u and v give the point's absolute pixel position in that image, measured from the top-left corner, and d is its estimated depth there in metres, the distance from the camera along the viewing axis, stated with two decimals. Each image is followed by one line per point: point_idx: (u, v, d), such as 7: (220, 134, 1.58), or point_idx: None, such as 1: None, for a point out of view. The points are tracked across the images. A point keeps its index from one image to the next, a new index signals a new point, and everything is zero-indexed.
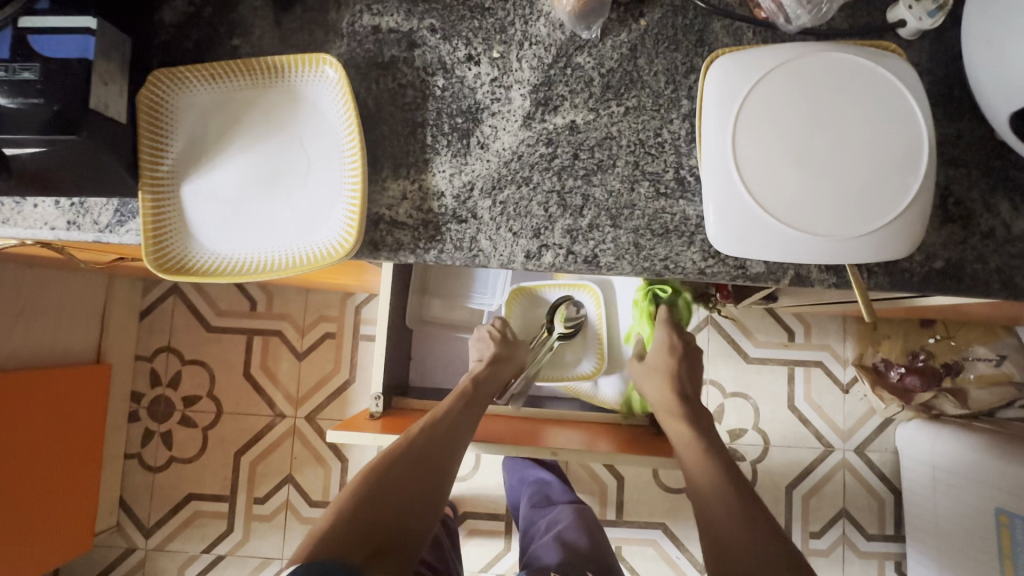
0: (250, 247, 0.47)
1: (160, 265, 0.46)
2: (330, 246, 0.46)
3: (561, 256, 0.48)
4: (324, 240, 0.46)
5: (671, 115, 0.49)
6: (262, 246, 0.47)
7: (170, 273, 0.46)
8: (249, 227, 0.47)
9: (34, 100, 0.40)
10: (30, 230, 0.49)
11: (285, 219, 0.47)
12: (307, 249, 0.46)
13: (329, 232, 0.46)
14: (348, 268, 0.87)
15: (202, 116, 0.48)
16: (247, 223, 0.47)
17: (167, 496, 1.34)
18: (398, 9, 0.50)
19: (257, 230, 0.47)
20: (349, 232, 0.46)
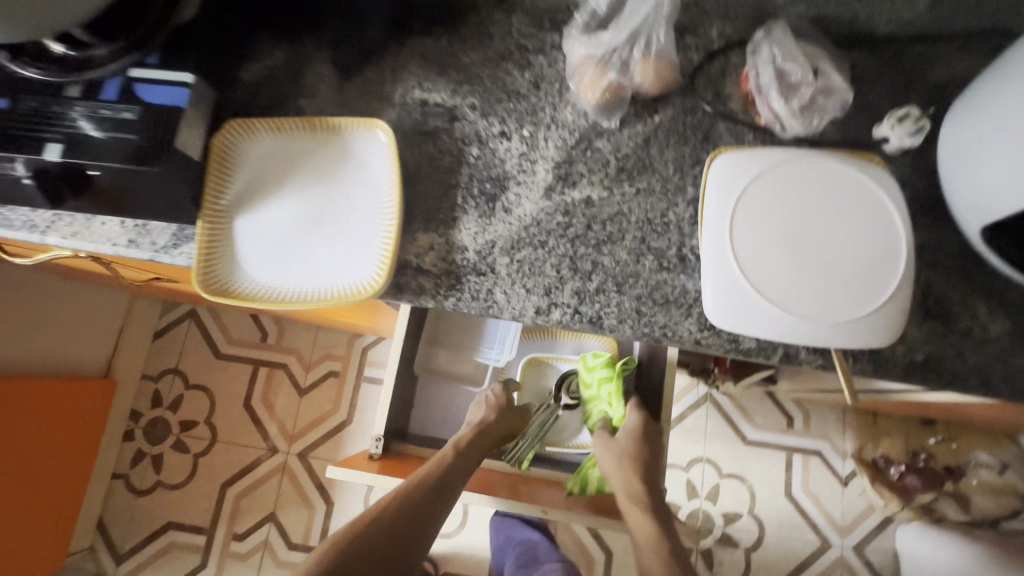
0: (289, 280, 0.52)
1: (207, 287, 0.51)
2: (361, 285, 0.51)
3: (568, 315, 0.53)
4: (357, 280, 0.51)
5: (677, 199, 0.55)
6: (301, 279, 0.52)
7: (216, 296, 0.51)
8: (291, 262, 0.52)
9: (130, 136, 0.46)
10: (93, 244, 0.55)
11: (325, 257, 0.52)
12: (340, 287, 0.51)
13: (362, 274, 0.52)
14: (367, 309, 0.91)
15: (263, 161, 0.54)
16: (289, 258, 0.52)
17: (145, 522, 1.32)
18: (445, 87, 0.58)
19: (298, 266, 0.52)
20: (380, 275, 0.51)
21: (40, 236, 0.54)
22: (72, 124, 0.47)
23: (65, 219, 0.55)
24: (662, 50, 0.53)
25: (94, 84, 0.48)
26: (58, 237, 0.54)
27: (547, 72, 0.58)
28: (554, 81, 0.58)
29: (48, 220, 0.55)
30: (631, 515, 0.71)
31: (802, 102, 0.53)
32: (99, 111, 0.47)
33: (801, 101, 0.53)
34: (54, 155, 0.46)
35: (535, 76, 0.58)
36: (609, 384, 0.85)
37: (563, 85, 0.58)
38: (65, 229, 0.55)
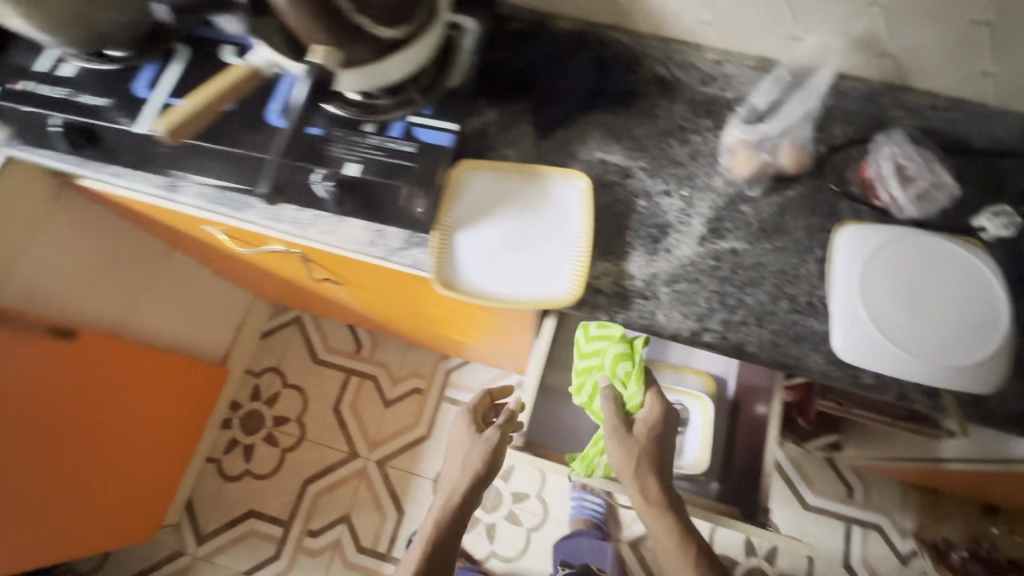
0: (498, 286, 0.66)
1: (438, 281, 0.65)
2: (559, 296, 0.65)
3: (717, 339, 0.65)
4: (552, 291, 0.65)
5: (807, 257, 0.68)
6: (507, 285, 0.66)
7: (446, 290, 0.65)
8: (500, 271, 0.66)
9: (410, 164, 0.63)
10: (342, 241, 0.69)
11: (527, 272, 0.66)
12: (539, 295, 0.65)
13: (559, 288, 0.65)
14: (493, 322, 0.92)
15: (482, 191, 0.70)
16: (499, 269, 0.66)
17: (230, 506, 1.41)
18: (620, 152, 0.74)
19: (506, 276, 0.66)
20: (573, 289, 0.65)
21: (303, 230, 0.70)
22: (369, 150, 0.64)
23: (322, 219, 0.70)
24: (804, 141, 0.68)
25: (384, 124, 0.65)
26: (317, 233, 0.69)
27: (702, 148, 0.73)
28: (708, 155, 0.73)
29: (309, 218, 0.70)
30: (649, 518, 0.71)
31: (917, 192, 0.67)
32: (388, 143, 0.64)
33: (916, 191, 0.67)
34: (357, 171, 0.62)
35: (692, 150, 0.73)
36: (626, 365, 0.76)
37: (715, 158, 0.72)
38: (322, 226, 0.69)
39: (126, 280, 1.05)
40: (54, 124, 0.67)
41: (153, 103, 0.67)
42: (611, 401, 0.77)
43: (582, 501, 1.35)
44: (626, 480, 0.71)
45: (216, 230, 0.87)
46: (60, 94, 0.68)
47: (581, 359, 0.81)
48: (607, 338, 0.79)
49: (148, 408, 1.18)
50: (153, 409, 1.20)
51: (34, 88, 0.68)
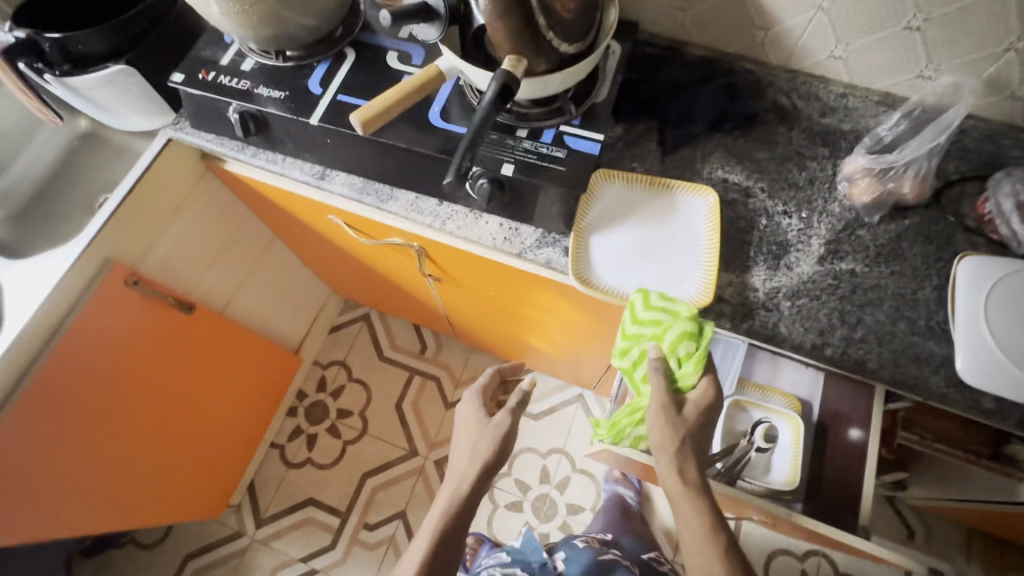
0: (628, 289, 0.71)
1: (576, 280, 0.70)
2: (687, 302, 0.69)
3: (837, 353, 0.67)
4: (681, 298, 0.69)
5: (925, 283, 0.71)
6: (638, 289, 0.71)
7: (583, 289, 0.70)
8: (631, 275, 0.71)
9: (559, 167, 0.68)
10: (477, 236, 0.75)
11: (657, 277, 0.71)
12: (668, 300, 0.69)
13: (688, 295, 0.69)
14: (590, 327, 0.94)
15: (615, 199, 0.74)
16: (630, 273, 0.71)
17: (290, 493, 1.44)
18: (741, 172, 0.78)
19: (636, 279, 0.71)
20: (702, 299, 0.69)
21: (442, 224, 0.76)
22: (521, 152, 0.68)
23: (459, 215, 0.76)
24: (927, 173, 0.71)
25: (535, 130, 0.70)
26: (455, 227, 0.75)
27: (821, 174, 0.77)
28: (826, 181, 0.76)
29: (447, 213, 0.76)
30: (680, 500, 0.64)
31: None
32: (539, 148, 0.69)
33: None
34: (510, 171, 0.67)
35: (811, 175, 0.77)
36: (689, 346, 0.65)
37: (834, 184, 0.76)
38: (459, 222, 0.76)
39: (239, 262, 1.11)
40: (232, 111, 0.75)
41: (324, 99, 0.73)
42: (660, 378, 0.67)
43: (614, 489, 1.38)
44: (659, 458, 0.65)
45: (341, 220, 0.92)
46: (240, 85, 0.75)
47: (633, 325, 0.67)
48: (671, 307, 0.66)
49: (233, 387, 1.23)
50: (238, 388, 1.25)
51: (217, 78, 0.75)
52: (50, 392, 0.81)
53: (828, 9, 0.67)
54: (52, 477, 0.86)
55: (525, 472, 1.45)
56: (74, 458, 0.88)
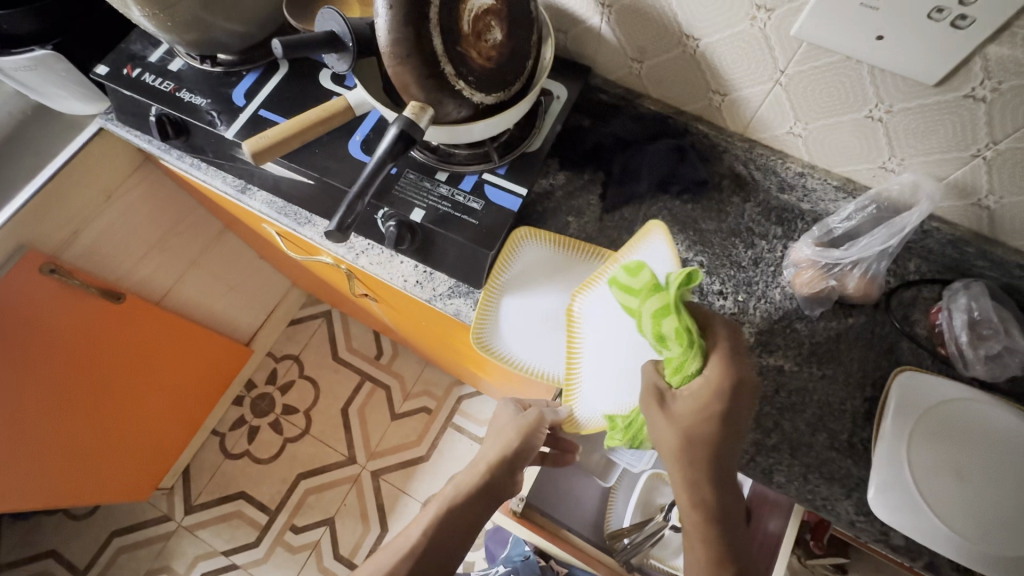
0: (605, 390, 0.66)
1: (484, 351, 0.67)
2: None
3: (744, 458, 0.62)
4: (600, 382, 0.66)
5: (856, 393, 0.65)
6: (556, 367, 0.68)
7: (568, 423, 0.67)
8: (602, 378, 0.66)
9: (472, 220, 0.63)
10: (389, 274, 0.71)
11: (627, 368, 0.65)
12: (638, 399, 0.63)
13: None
14: (513, 377, 0.89)
15: (546, 279, 0.70)
16: (587, 370, 0.66)
17: (223, 483, 1.44)
18: (682, 241, 0.72)
19: (599, 378, 0.66)
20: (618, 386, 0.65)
21: (355, 257, 0.72)
22: (436, 197, 0.64)
23: (374, 250, 0.72)
24: (877, 273, 0.65)
25: (457, 174, 0.65)
26: (367, 262, 0.71)
27: (767, 255, 0.71)
28: (771, 263, 0.71)
29: (362, 246, 0.72)
30: None
31: (990, 351, 0.62)
32: (456, 195, 0.64)
33: (988, 351, 0.62)
34: (419, 217, 0.63)
35: (756, 255, 0.71)
36: (673, 323, 0.52)
37: (777, 269, 0.71)
38: (373, 257, 0.72)
39: (179, 255, 1.09)
40: (153, 113, 0.71)
41: (245, 112, 0.70)
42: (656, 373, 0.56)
43: None
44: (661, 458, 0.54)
45: (273, 230, 0.89)
46: (164, 86, 0.72)
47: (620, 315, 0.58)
48: (643, 287, 0.55)
49: (170, 374, 1.20)
50: (175, 375, 1.22)
51: (141, 76, 0.72)
52: None
53: (786, 84, 0.61)
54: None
55: None
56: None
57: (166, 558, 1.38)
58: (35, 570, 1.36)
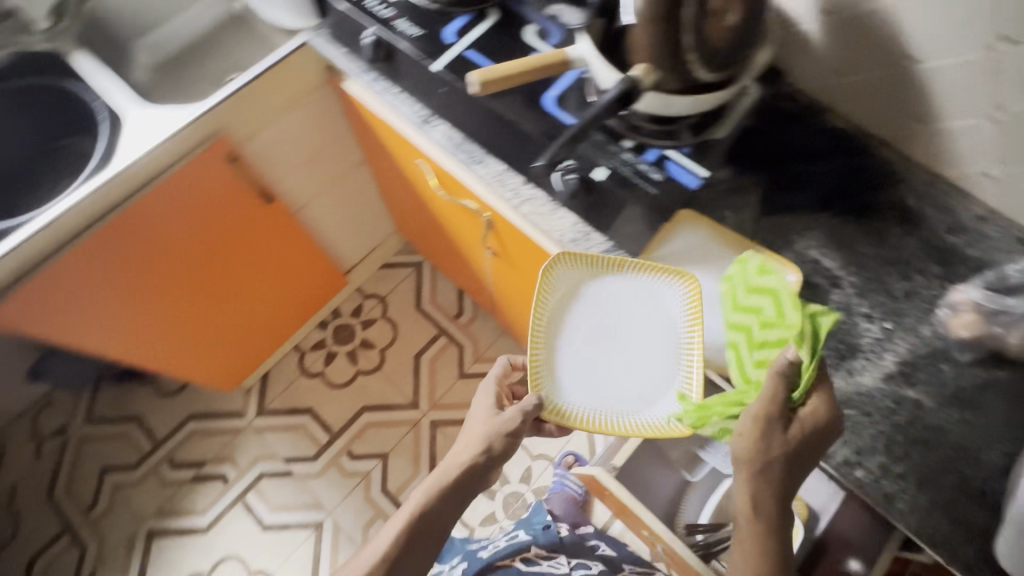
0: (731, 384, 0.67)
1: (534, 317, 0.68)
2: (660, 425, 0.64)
3: (868, 478, 0.63)
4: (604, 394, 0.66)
5: (996, 446, 0.63)
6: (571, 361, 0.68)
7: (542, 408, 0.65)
8: (601, 388, 0.67)
9: (651, 189, 0.67)
10: (547, 227, 0.74)
11: (618, 386, 0.67)
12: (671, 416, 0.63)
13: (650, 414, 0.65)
14: None
15: (694, 261, 0.70)
16: (592, 376, 0.67)
17: (294, 396, 1.53)
18: (838, 258, 0.72)
19: (600, 387, 0.67)
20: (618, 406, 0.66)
21: (516, 204, 0.75)
22: (620, 162, 0.68)
23: (536, 200, 0.75)
24: None
25: (642, 145, 0.69)
26: (528, 210, 0.74)
27: (923, 290, 0.70)
28: (926, 300, 0.69)
29: (525, 195, 0.75)
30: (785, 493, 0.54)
31: None
32: (639, 164, 0.68)
33: None
34: (602, 174, 0.68)
35: (911, 288, 0.70)
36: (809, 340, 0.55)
37: (931, 309, 0.69)
38: (534, 206, 0.74)
39: (321, 174, 1.17)
40: (368, 34, 0.79)
41: (452, 49, 0.75)
42: (781, 381, 0.54)
43: (564, 479, 1.33)
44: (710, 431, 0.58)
45: (427, 168, 0.94)
46: (384, 12, 0.79)
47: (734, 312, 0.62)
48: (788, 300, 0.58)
49: (281, 281, 1.28)
50: (284, 284, 1.30)
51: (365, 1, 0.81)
52: (128, 231, 0.88)
53: (1000, 121, 0.63)
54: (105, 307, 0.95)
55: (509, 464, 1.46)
56: (129, 297, 0.97)
57: (233, 450, 1.49)
58: (121, 429, 1.51)
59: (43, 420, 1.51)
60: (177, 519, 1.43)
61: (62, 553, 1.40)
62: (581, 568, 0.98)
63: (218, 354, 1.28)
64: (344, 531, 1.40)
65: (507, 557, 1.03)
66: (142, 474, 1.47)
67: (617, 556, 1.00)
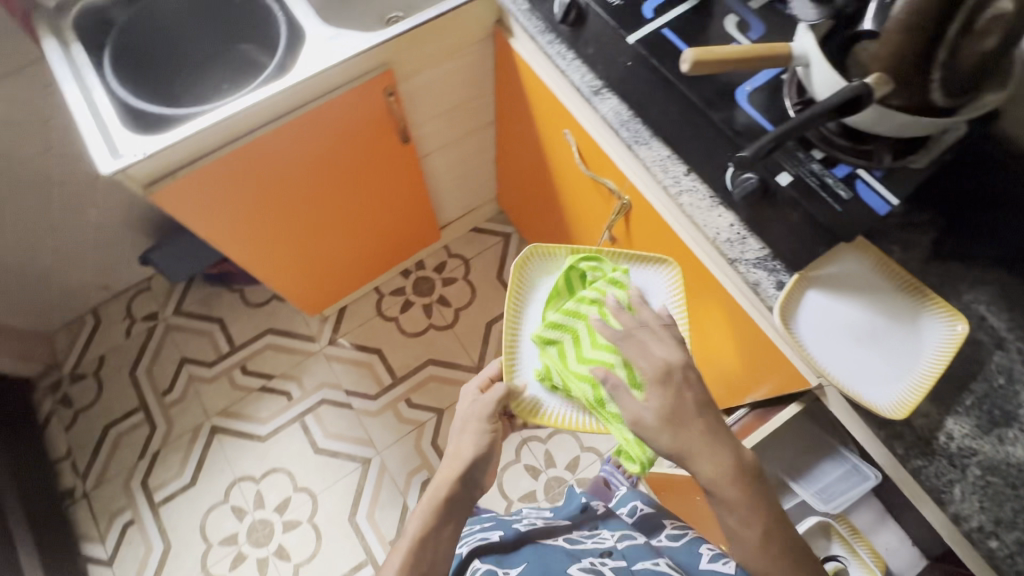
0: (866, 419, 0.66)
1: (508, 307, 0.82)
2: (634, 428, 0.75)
3: (1001, 551, 0.60)
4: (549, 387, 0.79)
5: None
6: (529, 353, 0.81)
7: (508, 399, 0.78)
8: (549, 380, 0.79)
9: (833, 206, 0.65)
10: (703, 221, 0.73)
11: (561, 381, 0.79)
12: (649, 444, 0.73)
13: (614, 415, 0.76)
14: (727, 373, 0.90)
15: (854, 292, 0.68)
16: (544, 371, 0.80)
17: (366, 335, 1.58)
18: (1009, 319, 0.67)
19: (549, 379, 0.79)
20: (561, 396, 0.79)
21: (676, 192, 0.74)
22: (806, 171, 0.66)
23: (698, 193, 0.74)
24: None
25: (833, 159, 0.66)
26: (688, 202, 0.74)
27: None
28: None
29: (687, 186, 0.74)
30: None
31: None
32: (827, 177, 0.65)
33: None
34: (785, 180, 0.66)
35: None
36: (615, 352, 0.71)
37: None
38: (694, 198, 0.74)
39: (453, 126, 1.18)
40: None
41: (649, 25, 0.76)
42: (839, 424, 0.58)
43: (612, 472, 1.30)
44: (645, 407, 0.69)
45: (572, 139, 0.92)
46: None
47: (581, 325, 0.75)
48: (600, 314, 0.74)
49: (385, 223, 1.30)
50: (386, 227, 1.32)
51: None
52: (278, 143, 0.90)
53: None
54: (233, 213, 0.96)
55: (557, 449, 1.47)
56: (258, 207, 0.99)
57: (301, 371, 1.55)
58: (204, 328, 1.59)
59: (136, 303, 1.61)
60: (239, 422, 1.50)
61: (134, 427, 1.50)
62: (626, 537, 0.79)
63: (308, 278, 1.31)
64: (389, 473, 1.45)
65: (541, 538, 0.82)
66: (215, 374, 1.55)
67: (656, 512, 0.89)
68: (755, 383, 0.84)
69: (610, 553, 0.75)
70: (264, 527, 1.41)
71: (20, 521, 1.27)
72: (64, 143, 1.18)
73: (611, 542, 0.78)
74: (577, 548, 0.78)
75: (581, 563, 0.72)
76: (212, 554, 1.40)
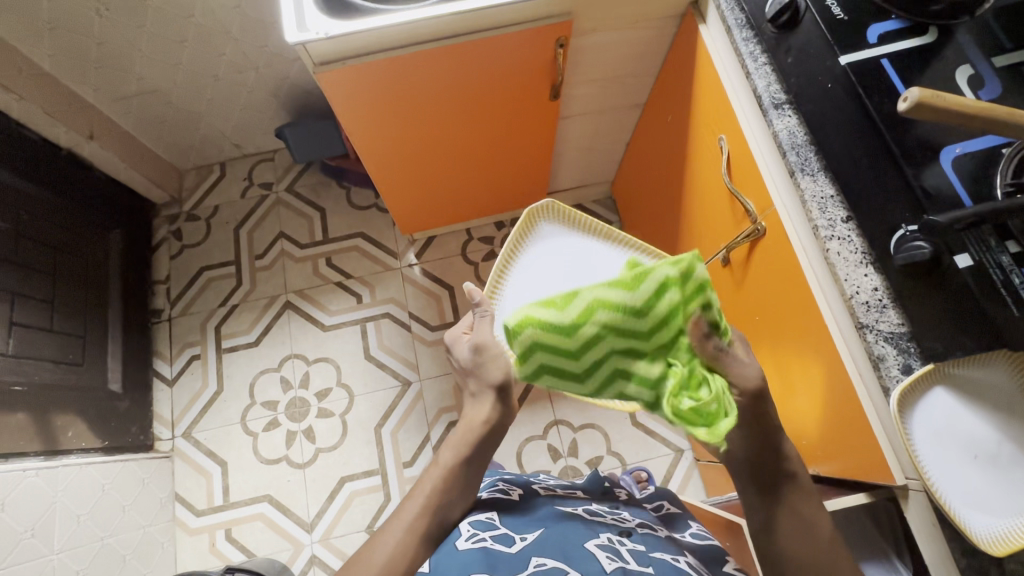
0: (949, 540, 0.61)
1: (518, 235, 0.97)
2: None
3: None
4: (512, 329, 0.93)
5: None
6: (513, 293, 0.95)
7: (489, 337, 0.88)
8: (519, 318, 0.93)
9: (1011, 308, 0.59)
10: (844, 274, 0.67)
11: None
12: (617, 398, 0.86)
13: None
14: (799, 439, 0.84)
15: (991, 407, 0.60)
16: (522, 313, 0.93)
17: (444, 270, 1.62)
18: None
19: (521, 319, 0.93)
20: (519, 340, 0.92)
21: (826, 236, 0.68)
22: (990, 261, 0.60)
23: (849, 246, 0.67)
24: None
25: None
26: (835, 250, 0.67)
27: None
28: None
29: (840, 234, 0.68)
30: None
31: None
32: (1014, 275, 0.59)
33: None
34: (962, 262, 0.61)
35: None
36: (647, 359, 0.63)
37: None
38: (843, 249, 0.67)
39: (604, 97, 1.15)
40: None
41: (870, 51, 0.71)
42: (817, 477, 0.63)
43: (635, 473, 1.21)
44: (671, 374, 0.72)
45: (727, 147, 0.87)
46: None
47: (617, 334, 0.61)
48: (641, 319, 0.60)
49: (503, 171, 1.31)
50: (503, 174, 1.33)
51: None
52: (442, 62, 0.91)
53: None
54: (378, 117, 1.00)
55: (584, 443, 1.46)
56: (403, 118, 1.02)
57: (379, 280, 1.62)
58: (306, 212, 1.69)
59: (258, 169, 1.74)
60: (311, 306, 1.61)
61: (224, 277, 1.65)
62: (645, 527, 0.77)
63: (417, 199, 1.36)
64: (424, 402, 1.51)
65: (558, 502, 0.81)
66: (303, 256, 1.65)
67: (680, 513, 0.86)
68: (829, 462, 0.78)
69: (629, 534, 0.72)
70: (301, 406, 1.52)
71: (115, 322, 1.46)
72: (253, 6, 1.26)
73: (631, 525, 0.76)
74: (594, 520, 0.76)
75: (598, 538, 0.70)
76: (253, 410, 1.53)
